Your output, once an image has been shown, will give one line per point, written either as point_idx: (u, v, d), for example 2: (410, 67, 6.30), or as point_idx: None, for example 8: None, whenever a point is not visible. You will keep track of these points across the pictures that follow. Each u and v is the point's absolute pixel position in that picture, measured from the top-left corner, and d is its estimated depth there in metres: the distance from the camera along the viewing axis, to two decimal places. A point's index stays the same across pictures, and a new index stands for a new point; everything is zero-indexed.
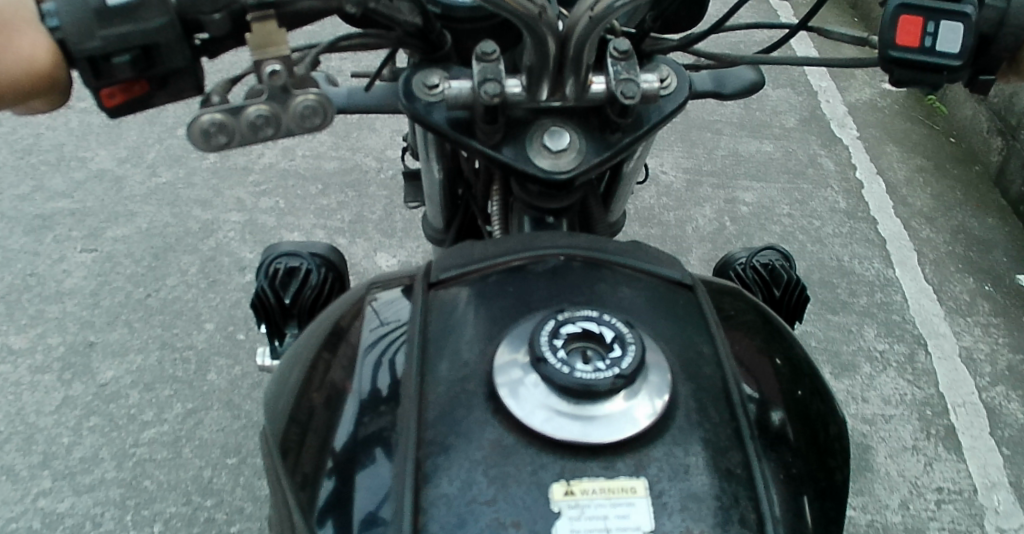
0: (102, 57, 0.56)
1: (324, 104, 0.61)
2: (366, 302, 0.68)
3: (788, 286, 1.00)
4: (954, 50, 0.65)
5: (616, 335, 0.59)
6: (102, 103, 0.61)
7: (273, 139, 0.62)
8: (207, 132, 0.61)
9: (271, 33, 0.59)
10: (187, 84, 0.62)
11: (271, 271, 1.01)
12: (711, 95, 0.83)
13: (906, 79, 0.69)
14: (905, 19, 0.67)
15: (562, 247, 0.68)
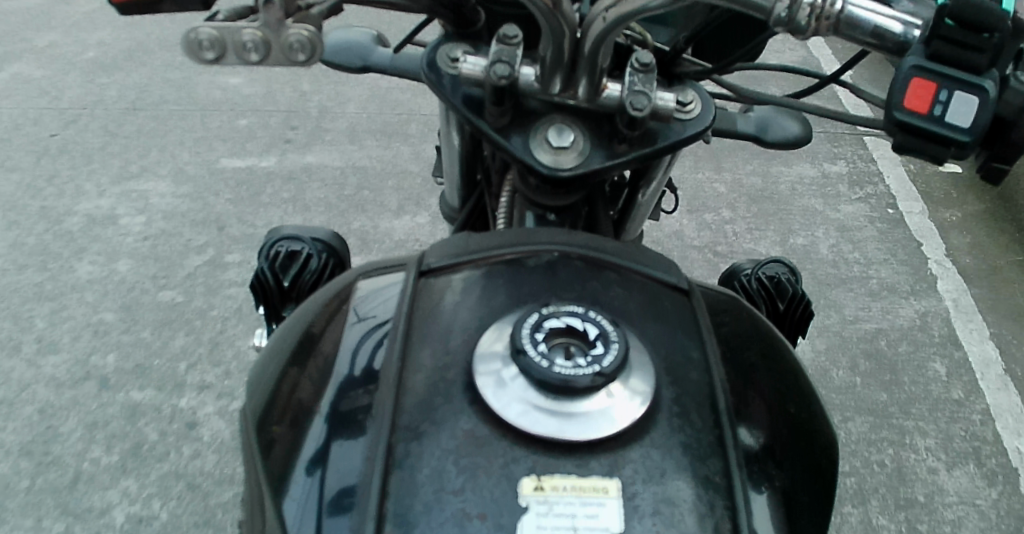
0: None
1: (314, 42, 0.65)
2: (362, 283, 0.78)
3: (792, 300, 1.21)
4: (963, 125, 0.63)
5: (599, 333, 0.60)
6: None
7: (259, 64, 0.66)
8: (200, 45, 0.65)
9: None
10: None
11: (272, 254, 1.20)
12: (754, 139, 1.01)
13: (912, 144, 0.67)
14: (917, 81, 0.64)
15: (559, 246, 0.76)
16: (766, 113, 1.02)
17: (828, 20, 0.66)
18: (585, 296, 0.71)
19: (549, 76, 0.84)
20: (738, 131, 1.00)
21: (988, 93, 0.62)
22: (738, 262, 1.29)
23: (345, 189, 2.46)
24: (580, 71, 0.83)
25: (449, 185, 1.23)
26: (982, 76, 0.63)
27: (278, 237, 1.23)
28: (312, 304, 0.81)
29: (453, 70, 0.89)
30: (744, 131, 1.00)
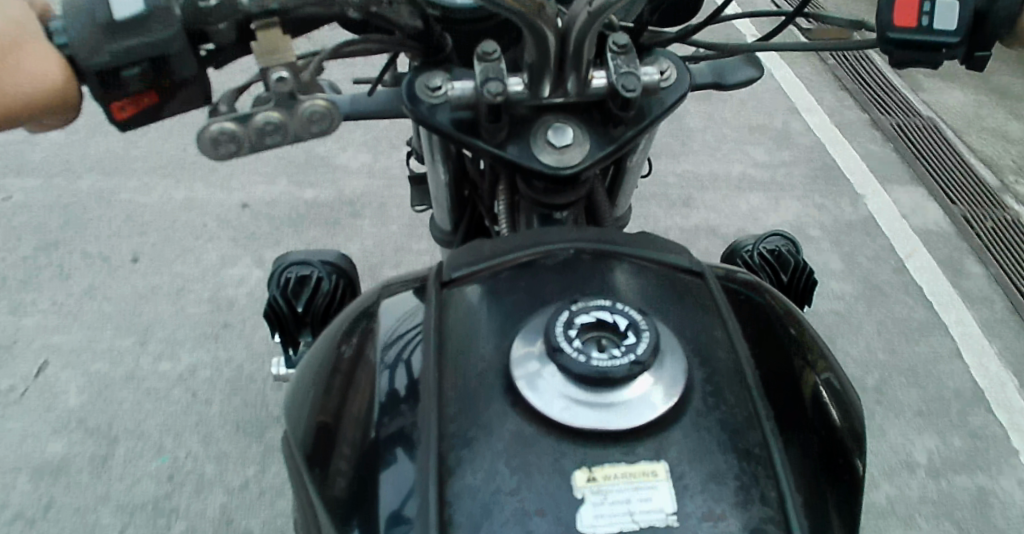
0: (112, 72, 0.64)
1: (331, 110, 0.68)
2: (381, 306, 0.80)
3: (795, 270, 1.24)
4: (950, 27, 0.72)
5: (629, 323, 0.62)
6: (111, 116, 0.67)
7: (281, 144, 0.69)
8: (217, 141, 0.67)
9: (276, 40, 0.66)
10: (197, 94, 0.69)
11: (283, 280, 1.22)
12: (712, 85, 1.04)
13: (906, 58, 0.75)
14: (902, 1, 0.73)
15: (571, 242, 0.78)
16: (724, 62, 1.05)
17: None
18: (605, 287, 0.73)
19: (538, 82, 0.86)
20: (701, 82, 1.02)
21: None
22: (739, 240, 1.32)
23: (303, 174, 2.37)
24: (568, 71, 0.85)
25: (439, 208, 1.25)
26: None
27: (285, 263, 1.24)
28: (332, 331, 0.82)
29: (435, 100, 0.90)
30: (704, 81, 1.03)
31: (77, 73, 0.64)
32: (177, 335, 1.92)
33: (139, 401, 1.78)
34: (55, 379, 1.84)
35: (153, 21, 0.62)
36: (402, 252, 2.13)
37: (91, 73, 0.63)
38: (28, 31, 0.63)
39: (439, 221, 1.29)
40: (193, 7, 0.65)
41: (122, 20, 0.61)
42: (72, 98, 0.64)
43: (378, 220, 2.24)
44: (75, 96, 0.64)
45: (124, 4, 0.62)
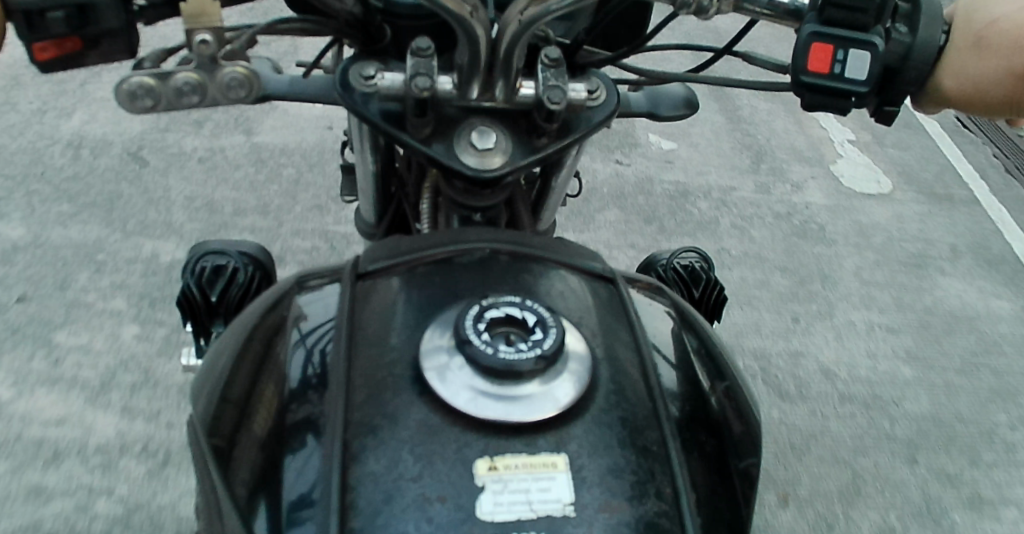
0: (38, 12, 0.63)
1: (250, 79, 0.68)
2: (295, 298, 0.80)
3: (706, 285, 1.29)
4: (860, 77, 0.74)
5: (537, 320, 0.64)
6: (31, 57, 0.66)
7: (197, 106, 0.68)
8: (134, 94, 0.66)
9: (206, 5, 0.66)
10: (119, 46, 0.69)
11: (199, 269, 1.19)
12: (648, 114, 1.09)
13: (816, 101, 0.77)
14: (818, 45, 0.74)
15: (489, 242, 0.79)
16: (660, 90, 1.10)
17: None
18: (518, 287, 0.74)
19: (466, 83, 0.87)
20: (636, 110, 1.08)
21: (876, 47, 0.73)
22: (655, 253, 1.37)
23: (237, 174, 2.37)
24: (497, 76, 0.87)
25: (364, 201, 1.25)
26: (866, 34, 0.74)
27: (203, 251, 1.22)
28: (244, 319, 0.82)
29: (368, 88, 0.90)
30: (640, 110, 1.08)
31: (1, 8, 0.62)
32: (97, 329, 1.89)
33: (49, 394, 1.75)
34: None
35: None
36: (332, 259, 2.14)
37: (16, 10, 0.62)
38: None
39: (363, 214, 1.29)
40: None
41: None
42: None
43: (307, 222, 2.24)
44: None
45: None
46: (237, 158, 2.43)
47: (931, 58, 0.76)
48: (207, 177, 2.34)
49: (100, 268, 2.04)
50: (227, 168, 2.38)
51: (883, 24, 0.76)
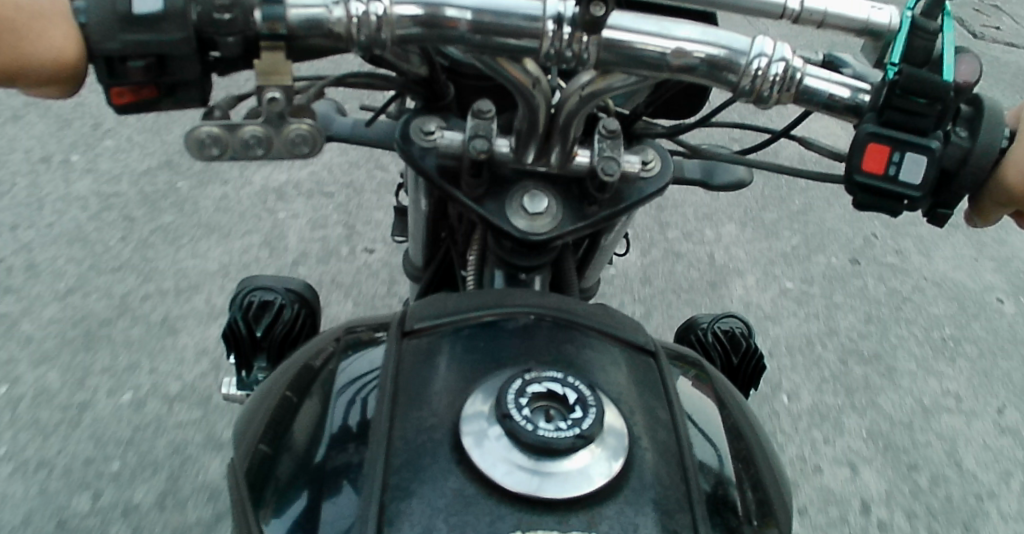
0: (121, 60, 0.66)
1: (313, 135, 0.70)
2: (344, 347, 0.83)
3: (746, 354, 1.30)
4: (913, 181, 0.75)
5: (577, 397, 0.65)
6: (109, 98, 0.70)
7: (262, 158, 0.71)
8: (203, 143, 0.70)
9: (278, 63, 0.69)
10: (193, 96, 0.72)
11: (247, 303, 1.24)
12: (703, 183, 1.10)
13: (870, 200, 0.79)
14: (874, 146, 0.75)
15: (534, 308, 0.80)
16: (715, 162, 1.12)
17: (788, 92, 0.76)
18: (560, 357, 0.75)
19: (523, 147, 0.89)
20: (690, 177, 1.09)
21: (934, 151, 0.74)
22: (697, 315, 1.38)
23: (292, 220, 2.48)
24: (554, 142, 0.88)
25: (414, 244, 1.27)
26: (926, 137, 0.75)
27: (251, 286, 1.26)
28: (295, 365, 0.85)
29: (427, 143, 0.94)
30: (694, 177, 1.09)
31: (86, 52, 0.65)
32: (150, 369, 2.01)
33: (102, 431, 1.88)
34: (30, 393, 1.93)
35: (168, 22, 0.65)
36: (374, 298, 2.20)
37: (100, 57, 0.65)
38: (61, 5, 0.64)
39: (412, 255, 1.31)
40: (210, 15, 0.67)
41: (139, 15, 0.64)
42: (80, 77, 0.66)
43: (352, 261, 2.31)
44: (83, 75, 0.66)
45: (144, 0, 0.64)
46: (279, 206, 2.52)
47: (992, 160, 0.76)
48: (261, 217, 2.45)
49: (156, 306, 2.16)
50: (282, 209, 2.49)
51: (943, 129, 0.76)
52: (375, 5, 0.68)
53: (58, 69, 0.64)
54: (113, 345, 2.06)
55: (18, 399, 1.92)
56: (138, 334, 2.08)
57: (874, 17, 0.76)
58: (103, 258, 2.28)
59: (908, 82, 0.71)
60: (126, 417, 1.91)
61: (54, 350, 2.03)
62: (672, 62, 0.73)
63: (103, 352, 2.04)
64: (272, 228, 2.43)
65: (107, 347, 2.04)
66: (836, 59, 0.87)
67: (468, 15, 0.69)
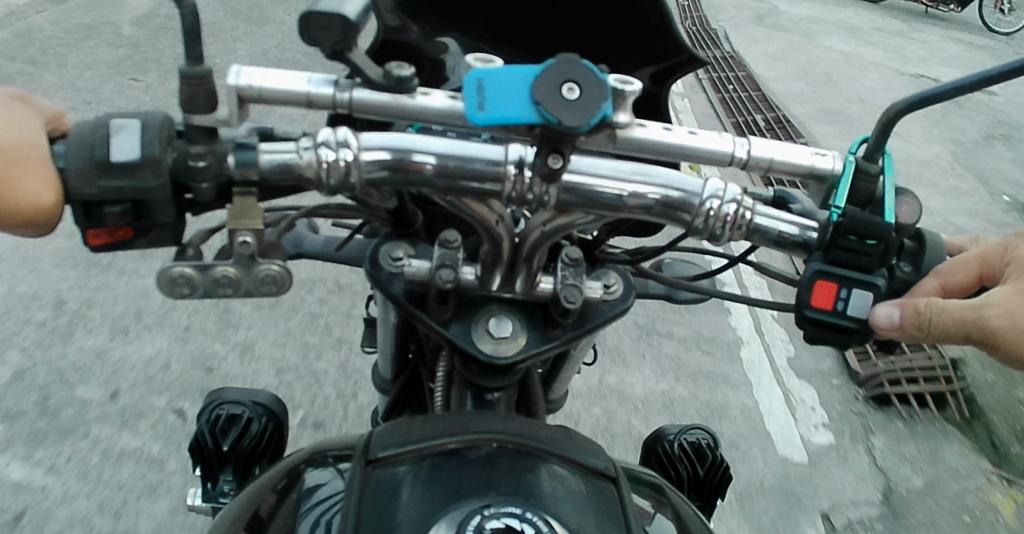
0: (97, 204, 0.69)
1: (283, 276, 0.74)
2: (307, 474, 0.84)
3: (713, 465, 1.31)
4: (860, 315, 0.80)
5: (535, 533, 0.66)
6: (85, 240, 0.74)
7: (231, 297, 0.74)
8: (174, 282, 0.72)
9: (248, 208, 0.74)
10: (166, 236, 0.75)
11: (214, 416, 1.24)
12: (665, 298, 1.15)
13: (820, 334, 0.83)
14: (821, 283, 0.80)
15: (496, 435, 0.82)
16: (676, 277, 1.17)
17: (739, 230, 0.80)
18: (520, 487, 0.76)
19: (489, 274, 0.93)
20: (654, 292, 1.14)
21: (878, 288, 0.79)
22: (664, 425, 1.40)
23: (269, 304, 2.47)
24: (518, 270, 0.92)
25: (383, 358, 1.29)
26: (869, 275, 0.80)
27: (220, 399, 1.27)
28: (257, 490, 0.86)
29: (395, 269, 0.98)
30: (657, 292, 1.14)
31: (64, 197, 0.68)
32: (107, 450, 1.94)
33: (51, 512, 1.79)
34: None
35: (145, 169, 0.69)
36: (346, 397, 2.18)
37: (77, 201, 0.69)
38: (38, 151, 0.66)
39: (381, 369, 1.33)
40: (184, 161, 0.71)
41: (118, 162, 0.68)
42: (54, 219, 0.67)
43: (326, 358, 2.31)
44: (57, 217, 0.67)
45: (123, 150, 0.68)
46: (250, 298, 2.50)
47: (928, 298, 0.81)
48: (236, 304, 2.44)
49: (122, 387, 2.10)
50: (258, 298, 2.49)
51: (886, 266, 0.81)
52: (344, 152, 0.72)
53: (35, 213, 0.65)
54: (73, 425, 1.98)
55: None
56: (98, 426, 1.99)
57: (817, 163, 0.81)
58: (69, 341, 2.22)
59: (852, 224, 0.77)
60: (76, 499, 1.82)
61: (8, 433, 1.94)
62: (628, 203, 0.77)
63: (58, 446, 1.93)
64: (245, 313, 2.41)
65: (67, 429, 1.97)
66: (786, 197, 0.92)
67: (432, 159, 0.74)
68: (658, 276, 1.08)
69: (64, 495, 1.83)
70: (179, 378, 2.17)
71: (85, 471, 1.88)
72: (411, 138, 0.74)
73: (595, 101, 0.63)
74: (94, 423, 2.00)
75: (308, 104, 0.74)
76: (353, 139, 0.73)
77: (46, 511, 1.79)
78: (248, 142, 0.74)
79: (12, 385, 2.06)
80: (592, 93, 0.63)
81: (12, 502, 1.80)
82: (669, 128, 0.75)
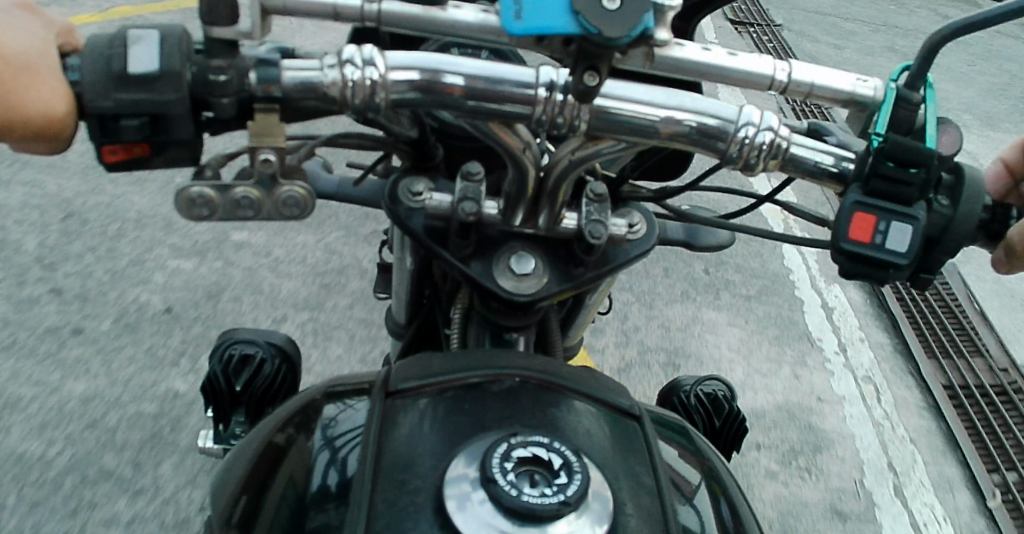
0: (113, 118, 0.66)
1: (306, 198, 0.71)
2: (325, 408, 0.83)
3: (728, 416, 1.30)
4: (900, 249, 0.76)
5: (563, 462, 0.64)
6: (101, 156, 0.70)
7: (252, 219, 0.71)
8: (192, 203, 0.70)
9: (271, 125, 0.71)
10: (183, 153, 0.72)
11: (227, 356, 1.22)
12: (685, 244, 1.12)
13: (856, 269, 0.79)
14: (860, 215, 0.77)
15: (519, 370, 0.80)
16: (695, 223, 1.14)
17: (775, 159, 0.77)
18: (544, 421, 0.75)
19: (511, 210, 0.90)
20: (673, 237, 1.10)
21: (918, 220, 0.76)
22: (679, 377, 1.38)
23: (282, 258, 2.46)
24: (542, 205, 0.89)
25: (398, 301, 1.28)
26: (910, 207, 0.77)
27: (232, 338, 1.25)
28: (275, 422, 0.85)
29: (414, 203, 0.95)
30: (677, 237, 1.10)
31: (79, 109, 0.65)
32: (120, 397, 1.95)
33: (67, 454, 1.80)
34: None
35: (164, 81, 0.65)
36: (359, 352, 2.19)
37: (93, 115, 0.66)
38: (49, 61, 0.64)
39: (395, 312, 1.32)
40: (204, 75, 0.68)
41: (136, 74, 0.64)
42: (69, 132, 0.65)
43: (338, 312, 2.31)
44: (70, 131, 0.65)
45: (141, 61, 0.65)
46: (261, 248, 2.49)
47: (968, 232, 0.79)
48: (249, 258, 2.44)
49: (137, 335, 2.11)
50: (271, 252, 2.48)
51: (925, 198, 0.78)
52: (371, 70, 0.69)
53: (44, 123, 0.62)
54: (90, 372, 2.00)
55: None
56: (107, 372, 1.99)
57: (859, 89, 0.77)
58: (83, 291, 2.22)
59: (895, 148, 0.74)
60: (92, 443, 1.83)
61: (25, 378, 1.96)
62: (662, 130, 0.74)
63: (67, 392, 1.94)
64: (258, 267, 2.41)
65: (83, 376, 1.98)
66: (823, 129, 0.89)
67: (461, 81, 0.71)
68: (688, 216, 1.06)
69: (81, 438, 1.84)
70: (192, 326, 2.16)
71: (92, 415, 1.89)
72: (440, 57, 0.71)
73: (636, 13, 0.60)
74: (109, 371, 2.00)
75: (335, 17, 0.71)
76: (379, 57, 0.70)
77: (62, 453, 1.80)
78: (270, 57, 0.71)
79: (28, 331, 2.07)
80: (634, 3, 0.59)
81: (29, 444, 1.81)
82: (707, 48, 0.72)
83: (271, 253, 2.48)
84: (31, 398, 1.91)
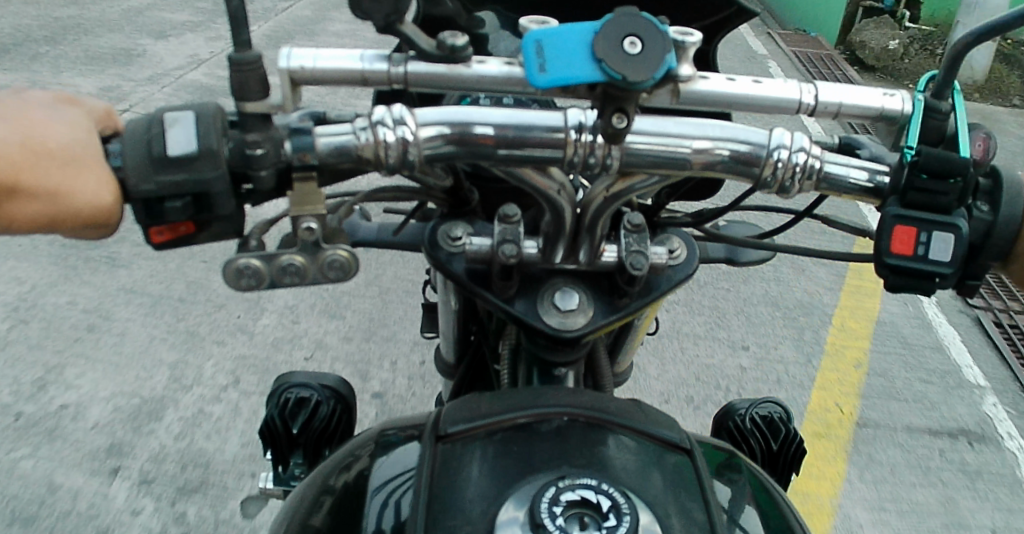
0: (158, 200, 0.70)
1: (349, 261, 0.74)
2: (376, 454, 0.84)
3: (786, 438, 1.27)
4: (943, 258, 0.75)
5: (611, 504, 0.65)
6: (148, 236, 0.74)
7: (299, 285, 0.74)
8: (241, 273, 0.73)
9: (310, 193, 0.74)
10: (227, 228, 0.75)
11: (283, 400, 1.25)
12: (726, 261, 1.12)
13: (902, 283, 0.78)
14: (900, 228, 0.75)
15: (566, 408, 0.81)
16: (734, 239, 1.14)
17: (810, 179, 0.76)
18: (593, 460, 0.75)
19: (551, 248, 0.90)
20: (715, 255, 1.10)
21: (960, 229, 0.75)
22: (733, 400, 1.36)
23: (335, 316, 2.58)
24: (581, 241, 0.90)
25: (445, 341, 1.30)
26: (950, 216, 0.75)
27: (287, 383, 1.28)
28: (330, 471, 0.87)
29: (454, 248, 0.97)
30: (718, 255, 1.10)
31: (123, 195, 0.69)
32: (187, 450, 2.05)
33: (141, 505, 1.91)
34: (77, 472, 1.97)
35: (202, 161, 0.69)
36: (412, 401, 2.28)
37: (138, 198, 0.69)
38: (93, 151, 0.67)
39: (444, 351, 1.33)
40: (241, 150, 0.71)
41: (176, 156, 0.68)
42: (116, 218, 0.68)
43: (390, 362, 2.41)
44: (117, 217, 0.68)
45: (179, 143, 0.68)
46: (314, 307, 2.61)
47: (1017, 231, 0.76)
48: (306, 317, 2.56)
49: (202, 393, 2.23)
50: (325, 310, 2.60)
51: (963, 204, 0.77)
52: (402, 130, 0.71)
53: (95, 213, 0.66)
54: (158, 428, 2.10)
55: (58, 486, 1.94)
56: (165, 432, 2.09)
57: (888, 104, 0.76)
58: (151, 351, 2.35)
59: (927, 161, 0.73)
60: (164, 492, 1.94)
61: (99, 435, 2.08)
62: (694, 161, 0.74)
63: (136, 448, 2.05)
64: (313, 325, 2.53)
65: (153, 431, 2.10)
66: (853, 144, 0.88)
67: (491, 131, 0.72)
68: (722, 235, 1.05)
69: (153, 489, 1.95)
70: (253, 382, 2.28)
71: (159, 470, 1.99)
72: (467, 112, 0.73)
73: (658, 54, 0.61)
74: (176, 426, 2.11)
75: (363, 82, 0.73)
76: (410, 116, 0.72)
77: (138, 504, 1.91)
78: (304, 126, 0.73)
79: (102, 391, 2.20)
80: (654, 44, 0.60)
81: (106, 496, 1.92)
82: (733, 78, 0.73)
83: (325, 312, 2.60)
84: (106, 453, 2.03)
